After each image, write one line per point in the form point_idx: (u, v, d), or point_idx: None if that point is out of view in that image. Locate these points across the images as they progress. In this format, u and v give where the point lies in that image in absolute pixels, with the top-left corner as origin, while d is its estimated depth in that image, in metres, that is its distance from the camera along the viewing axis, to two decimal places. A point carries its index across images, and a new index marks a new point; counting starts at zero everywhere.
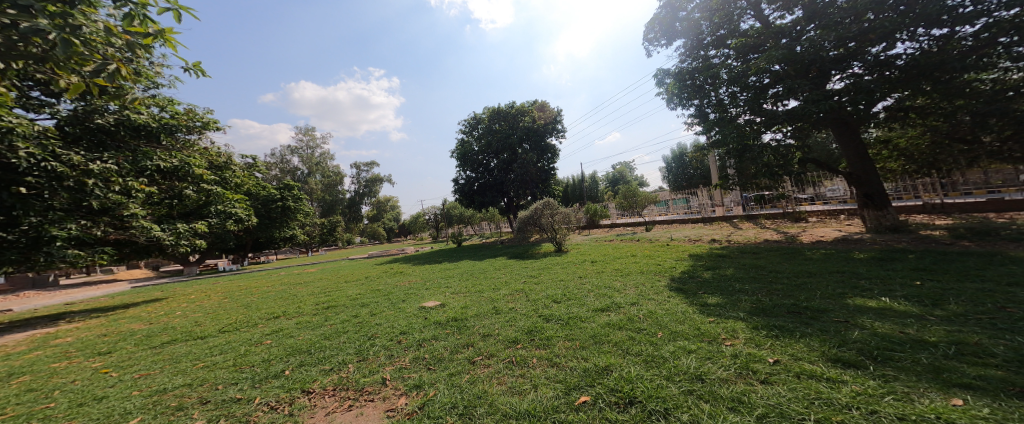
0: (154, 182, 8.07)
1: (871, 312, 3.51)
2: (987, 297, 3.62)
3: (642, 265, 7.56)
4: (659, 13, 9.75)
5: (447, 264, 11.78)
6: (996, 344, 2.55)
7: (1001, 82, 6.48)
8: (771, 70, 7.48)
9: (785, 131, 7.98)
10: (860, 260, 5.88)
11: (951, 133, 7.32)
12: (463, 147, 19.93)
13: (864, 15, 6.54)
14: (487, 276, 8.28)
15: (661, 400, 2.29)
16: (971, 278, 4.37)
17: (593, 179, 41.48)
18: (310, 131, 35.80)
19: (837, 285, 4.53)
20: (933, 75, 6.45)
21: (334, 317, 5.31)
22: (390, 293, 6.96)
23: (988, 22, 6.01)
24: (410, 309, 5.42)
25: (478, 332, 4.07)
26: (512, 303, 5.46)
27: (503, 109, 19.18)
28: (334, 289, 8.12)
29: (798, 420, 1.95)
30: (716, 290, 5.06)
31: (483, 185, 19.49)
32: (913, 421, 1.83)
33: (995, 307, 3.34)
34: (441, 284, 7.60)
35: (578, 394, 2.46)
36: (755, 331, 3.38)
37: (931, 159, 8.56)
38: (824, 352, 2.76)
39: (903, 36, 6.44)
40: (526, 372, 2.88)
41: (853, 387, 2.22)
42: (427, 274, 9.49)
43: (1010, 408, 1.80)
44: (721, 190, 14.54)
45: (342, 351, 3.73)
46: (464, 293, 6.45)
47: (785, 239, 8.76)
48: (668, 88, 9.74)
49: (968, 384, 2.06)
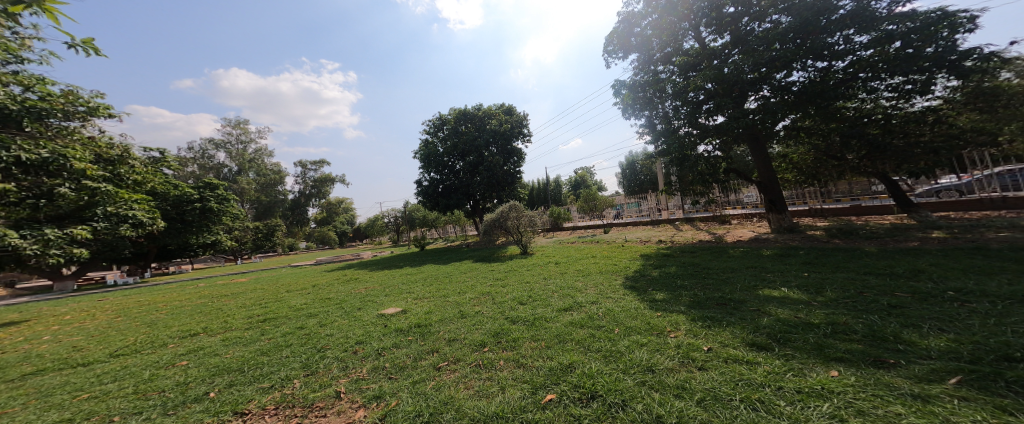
0: (8, 178, 5.74)
1: (774, 301, 4.04)
2: (852, 284, 4.36)
3: (601, 265, 7.94)
4: (618, 27, 10.32)
5: (411, 268, 11.56)
6: (858, 322, 3.10)
7: (859, 110, 7.92)
8: (705, 87, 8.28)
9: (715, 144, 8.86)
10: (767, 256, 6.70)
11: (828, 150, 8.77)
12: (427, 148, 19.49)
13: (773, 44, 7.50)
14: (452, 280, 8.22)
15: (619, 393, 2.46)
16: (841, 268, 5.23)
17: (555, 182, 42.68)
18: (240, 124, 32.95)
19: (752, 278, 5.15)
20: (817, 100, 7.50)
21: (271, 330, 5.01)
22: (342, 302, 6.69)
23: (853, 59, 7.22)
24: (368, 317, 5.27)
25: (444, 337, 4.08)
26: (479, 306, 5.50)
27: (469, 111, 19.19)
28: (273, 300, 7.62)
29: (728, 401, 2.21)
30: (662, 286, 5.49)
31: (448, 187, 19.21)
32: (808, 393, 2.16)
33: (856, 292, 4.02)
34: (403, 290, 7.47)
35: (544, 393, 2.57)
36: (693, 323, 3.74)
37: (813, 171, 10.02)
38: (743, 337, 3.15)
39: (798, 66, 7.45)
40: (493, 375, 2.96)
41: (765, 367, 2.56)
42: (383, 280, 9.21)
43: (868, 374, 2.22)
44: (665, 194, 15.85)
45: (286, 366, 3.56)
46: (431, 298, 6.38)
47: (714, 239, 9.68)
48: (624, 98, 10.32)
49: (841, 357, 2.49)
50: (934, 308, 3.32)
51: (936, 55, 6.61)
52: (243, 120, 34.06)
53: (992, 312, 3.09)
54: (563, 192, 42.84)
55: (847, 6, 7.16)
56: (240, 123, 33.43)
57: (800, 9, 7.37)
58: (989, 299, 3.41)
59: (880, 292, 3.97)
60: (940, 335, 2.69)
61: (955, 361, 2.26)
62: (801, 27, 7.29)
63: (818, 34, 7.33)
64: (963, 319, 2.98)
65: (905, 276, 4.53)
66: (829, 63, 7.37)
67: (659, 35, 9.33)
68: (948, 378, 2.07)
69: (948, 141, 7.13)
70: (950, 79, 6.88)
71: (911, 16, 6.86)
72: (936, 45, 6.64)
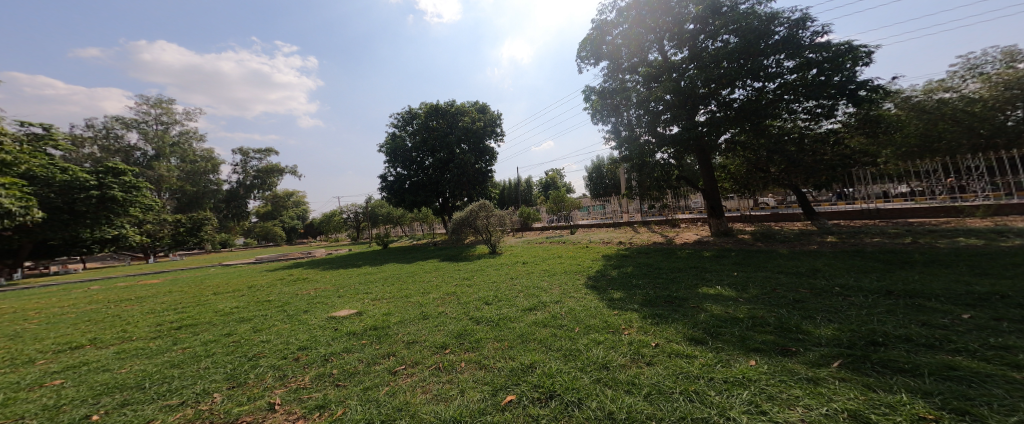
0: None
1: (709, 298, 4.44)
2: (770, 281, 4.89)
3: (566, 265, 8.22)
4: (591, 34, 10.61)
5: (370, 267, 11.21)
6: (771, 315, 3.52)
7: (782, 128, 8.86)
8: (665, 99, 8.82)
9: (668, 153, 9.53)
10: (706, 257, 7.29)
11: (755, 164, 9.68)
12: (395, 141, 19.00)
13: (720, 62, 8.15)
14: (416, 280, 8.07)
15: (576, 391, 2.57)
16: (760, 267, 5.86)
17: (526, 184, 43.39)
18: (161, 104, 29.74)
19: (693, 277, 5.59)
20: (752, 118, 8.25)
21: (191, 339, 4.64)
22: (285, 305, 6.34)
23: (780, 82, 8.03)
24: (315, 321, 5.08)
25: (403, 339, 4.05)
26: (442, 307, 5.49)
27: (442, 107, 18.92)
28: (195, 304, 7.05)
29: (671, 394, 2.39)
30: (619, 285, 5.79)
31: (417, 183, 18.82)
32: (731, 382, 2.42)
33: (771, 289, 4.52)
34: (359, 290, 7.25)
35: (504, 394, 2.63)
36: (643, 320, 4.02)
37: (744, 182, 10.99)
38: (684, 332, 3.45)
39: (740, 84, 8.18)
40: (454, 377, 2.98)
41: (700, 359, 2.83)
42: (335, 281, 8.80)
43: (774, 361, 2.57)
44: (626, 198, 16.64)
45: (203, 379, 3.31)
46: (392, 299, 6.26)
47: (666, 241, 10.32)
48: (593, 104, 10.70)
49: (757, 347, 2.84)
50: (826, 301, 3.87)
51: (839, 84, 7.64)
52: (167, 100, 30.69)
53: (865, 304, 3.67)
54: (533, 193, 43.35)
55: (781, 32, 7.99)
56: (162, 102, 30.14)
57: (746, 31, 8.03)
58: (866, 293, 4.05)
59: (787, 288, 4.52)
60: (828, 325, 3.14)
61: (837, 347, 2.66)
62: (744, 48, 7.95)
63: (757, 56, 8.01)
64: (847, 311, 3.50)
65: (805, 274, 5.18)
66: (763, 84, 8.15)
67: (627, 45, 9.76)
68: (832, 362, 2.44)
69: (844, 160, 8.32)
70: (848, 106, 8.05)
71: (826, 46, 7.79)
72: (842, 75, 7.64)
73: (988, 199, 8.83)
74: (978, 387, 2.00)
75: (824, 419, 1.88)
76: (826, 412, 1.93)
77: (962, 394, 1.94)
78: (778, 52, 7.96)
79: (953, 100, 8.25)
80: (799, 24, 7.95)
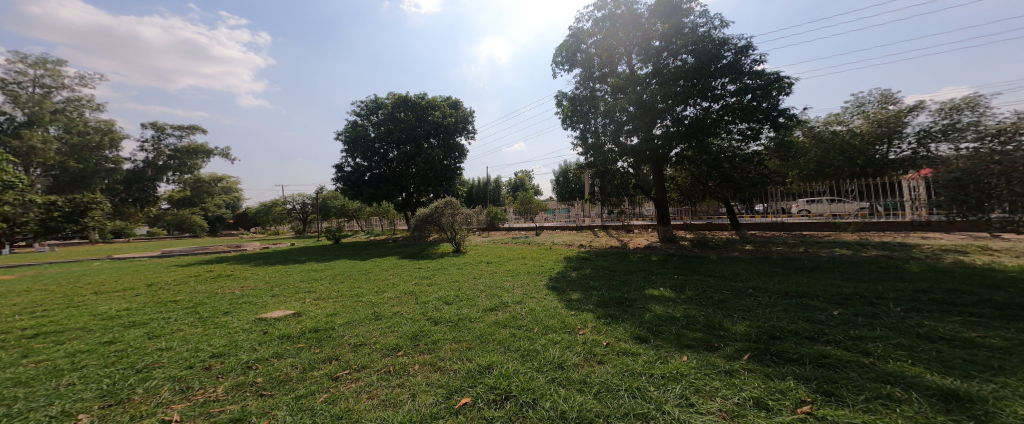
0: None
1: (653, 298, 4.78)
2: (705, 284, 5.37)
3: (530, 266, 8.37)
4: (568, 41, 10.91)
5: (316, 264, 10.55)
6: (703, 314, 3.88)
7: (725, 146, 9.68)
8: (628, 111, 9.30)
9: (627, 163, 10.12)
10: (654, 261, 7.78)
11: (699, 177, 10.52)
12: (358, 130, 18.26)
13: (676, 80, 8.72)
14: (371, 277, 7.86)
15: (531, 392, 2.65)
16: (698, 271, 6.40)
17: (495, 183, 43.45)
18: (48, 65, 24.97)
19: (641, 280, 5.97)
20: (700, 135, 8.93)
21: (52, 350, 3.82)
22: (196, 306, 5.80)
23: (724, 104, 8.75)
24: (238, 324, 4.67)
25: (349, 342, 3.87)
26: (398, 306, 5.39)
27: (410, 99, 18.49)
28: (64, 305, 6.14)
29: (618, 391, 2.55)
30: (578, 287, 6.04)
31: (379, 176, 18.32)
32: (669, 378, 2.64)
33: (704, 290, 4.97)
34: (300, 289, 6.88)
35: (458, 397, 2.62)
36: (598, 320, 4.23)
37: (686, 194, 12.00)
38: (630, 331, 3.70)
39: (693, 102, 8.80)
40: (404, 381, 2.89)
41: (644, 357, 3.04)
42: (272, 279, 8.14)
43: (704, 356, 2.85)
44: (589, 203, 17.31)
45: (66, 399, 2.67)
46: (337, 299, 6.03)
47: (621, 245, 10.89)
48: (564, 109, 11.03)
49: (690, 344, 3.12)
50: (742, 301, 4.32)
51: (767, 110, 8.52)
52: (57, 61, 25.99)
53: (769, 303, 4.16)
54: (500, 193, 43.31)
55: (728, 57, 8.71)
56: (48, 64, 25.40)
57: (700, 52, 8.64)
58: (771, 293, 4.60)
59: (714, 290, 4.98)
60: (743, 322, 3.52)
61: (748, 342, 3.00)
62: (698, 69, 8.56)
63: (707, 77, 8.67)
64: (757, 309, 3.94)
65: (728, 276, 5.76)
66: (709, 104, 8.83)
67: (599, 55, 10.12)
68: (745, 355, 2.75)
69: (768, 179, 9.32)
70: (770, 130, 9.04)
71: (760, 74, 8.62)
72: (769, 101, 8.50)
73: (858, 217, 10.25)
74: (843, 371, 2.38)
75: (738, 408, 2.13)
76: (738, 401, 2.19)
77: (830, 378, 2.30)
78: (724, 76, 8.68)
79: (842, 131, 9.98)
80: (743, 51, 8.70)
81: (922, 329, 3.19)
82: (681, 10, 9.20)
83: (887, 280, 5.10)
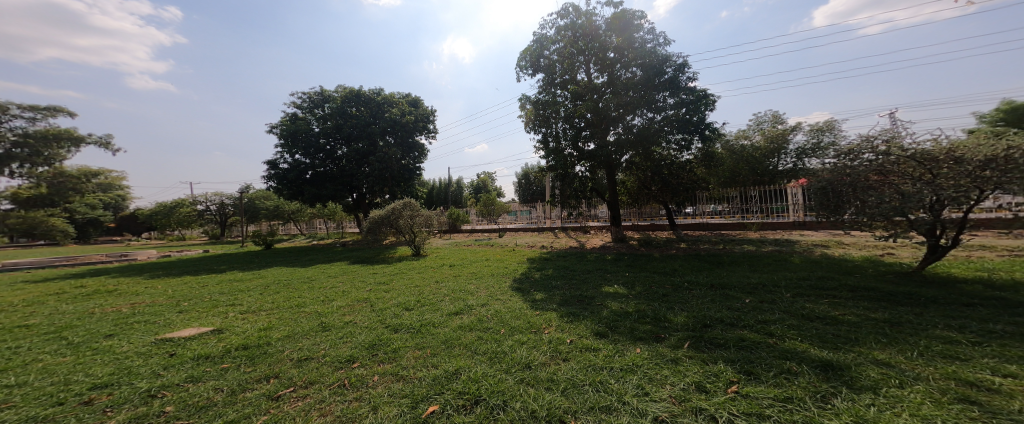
0: None
1: (610, 295, 5.04)
2: (653, 279, 5.77)
3: (493, 268, 8.42)
4: (532, 46, 11.13)
5: (240, 275, 9.44)
6: (653, 308, 4.15)
7: (666, 154, 10.45)
8: (586, 117, 9.74)
9: (585, 167, 10.53)
10: (610, 260, 8.16)
11: (645, 182, 11.29)
12: (299, 124, 17.15)
13: (627, 91, 9.29)
14: (317, 286, 7.38)
15: (501, 394, 2.68)
16: (648, 268, 6.83)
17: (456, 184, 43.13)
18: None
19: (597, 278, 6.26)
20: (646, 144, 9.59)
21: None
22: (63, 331, 4.78)
23: (665, 115, 9.48)
24: (128, 348, 3.97)
25: (291, 357, 3.61)
26: (351, 315, 5.17)
27: (363, 93, 17.66)
28: None
29: (583, 386, 2.66)
30: (542, 287, 6.19)
31: (323, 174, 17.29)
32: (627, 369, 2.81)
33: (651, 286, 5.31)
34: (217, 304, 6.17)
35: (426, 406, 2.58)
36: (561, 319, 4.38)
37: (632, 198, 12.68)
38: (590, 328, 3.88)
39: (640, 113, 9.44)
40: (363, 393, 2.80)
41: (605, 352, 3.19)
42: (175, 295, 7.05)
43: (655, 347, 3.05)
44: (550, 205, 17.76)
45: None
46: (271, 311, 5.57)
47: (579, 246, 11.35)
48: (527, 113, 11.24)
49: (644, 337, 3.34)
50: (682, 294, 4.73)
51: (697, 123, 9.46)
52: None
53: (703, 294, 4.60)
54: (462, 194, 43.07)
55: (669, 73, 9.44)
56: None
57: (647, 67, 9.28)
58: (700, 285, 5.08)
59: (659, 285, 5.37)
60: (683, 312, 3.85)
61: (688, 331, 3.29)
62: (644, 82, 9.19)
63: (651, 90, 9.35)
64: (693, 301, 4.32)
65: (673, 272, 6.24)
66: (653, 116, 9.54)
67: (561, 62, 10.44)
68: (686, 343, 3.02)
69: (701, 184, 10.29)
70: (699, 141, 10.06)
71: (693, 90, 9.49)
72: (701, 115, 9.43)
73: (759, 219, 12.08)
74: (756, 352, 2.71)
75: (684, 393, 2.33)
76: (684, 387, 2.39)
77: (749, 359, 2.60)
78: (665, 90, 9.41)
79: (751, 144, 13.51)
80: (681, 68, 9.45)
81: (804, 310, 3.81)
82: (633, 26, 9.79)
83: (784, 270, 5.90)
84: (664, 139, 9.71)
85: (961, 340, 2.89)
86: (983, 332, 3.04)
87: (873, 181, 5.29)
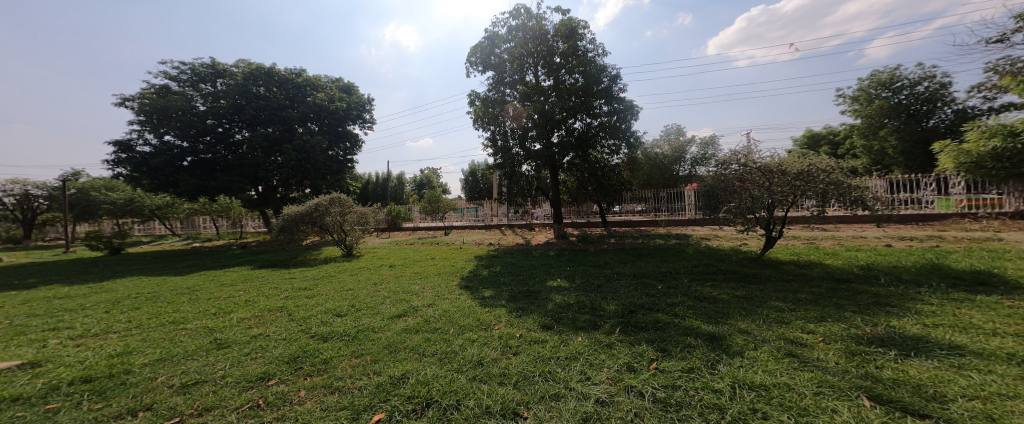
0: None
1: (554, 289, 5.30)
2: (584, 273, 6.18)
3: (439, 266, 8.34)
4: (483, 42, 11.09)
5: (92, 290, 7.70)
6: (587, 299, 4.46)
7: (602, 157, 11.19)
8: (532, 118, 9.99)
9: (531, 166, 10.85)
10: (553, 255, 8.52)
11: (584, 182, 11.97)
12: (175, 100, 14.99)
13: (570, 96, 9.80)
14: (211, 298, 6.53)
15: (454, 394, 2.71)
16: (582, 262, 7.28)
17: (394, 180, 41.47)
18: None
19: (541, 274, 6.51)
20: (585, 147, 10.20)
21: None
22: None
23: (602, 121, 10.15)
24: None
25: (172, 383, 3.17)
26: (271, 326, 4.76)
27: (274, 71, 16.08)
28: None
29: (531, 378, 2.80)
30: (490, 284, 6.27)
31: (209, 161, 15.46)
32: (572, 357, 3.02)
33: (583, 279, 5.68)
34: (25, 331, 4.91)
35: (371, 415, 2.52)
36: (510, 314, 4.51)
37: (571, 196, 13.30)
38: (535, 321, 4.07)
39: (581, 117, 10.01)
40: (287, 411, 2.64)
41: (550, 343, 3.38)
42: None
43: (592, 335, 3.32)
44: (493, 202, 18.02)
45: None
46: (126, 333, 4.75)
47: (524, 243, 11.66)
48: (476, 109, 11.20)
49: (582, 326, 3.61)
50: (614, 284, 5.16)
51: (626, 130, 10.34)
52: None
53: (632, 283, 5.08)
54: (400, 190, 41.60)
55: (606, 83, 10.17)
56: None
57: (587, 75, 9.85)
58: (625, 276, 5.59)
59: (594, 277, 5.80)
60: (614, 301, 4.21)
61: (618, 318, 3.62)
62: (585, 89, 9.75)
63: (590, 97, 9.94)
64: (620, 290, 4.72)
65: (605, 265, 6.75)
66: (592, 121, 10.18)
67: (511, 61, 10.54)
68: (619, 328, 3.34)
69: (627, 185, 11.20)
70: (626, 147, 10.96)
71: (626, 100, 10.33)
72: (631, 123, 10.33)
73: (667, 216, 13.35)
74: (668, 331, 3.09)
75: (618, 374, 2.58)
76: (618, 368, 2.65)
77: (663, 338, 2.96)
78: (601, 98, 10.10)
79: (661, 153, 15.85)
80: (617, 79, 10.24)
81: (694, 292, 4.39)
82: (577, 34, 10.31)
83: (685, 260, 6.69)
84: (600, 144, 10.40)
85: (785, 307, 3.61)
86: (797, 301, 3.84)
87: (737, 187, 6.15)
